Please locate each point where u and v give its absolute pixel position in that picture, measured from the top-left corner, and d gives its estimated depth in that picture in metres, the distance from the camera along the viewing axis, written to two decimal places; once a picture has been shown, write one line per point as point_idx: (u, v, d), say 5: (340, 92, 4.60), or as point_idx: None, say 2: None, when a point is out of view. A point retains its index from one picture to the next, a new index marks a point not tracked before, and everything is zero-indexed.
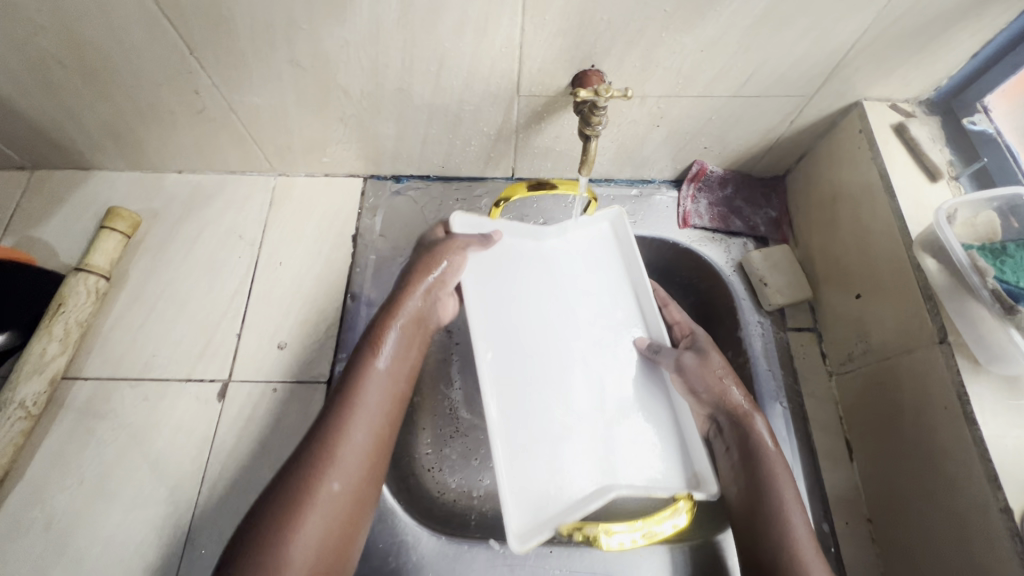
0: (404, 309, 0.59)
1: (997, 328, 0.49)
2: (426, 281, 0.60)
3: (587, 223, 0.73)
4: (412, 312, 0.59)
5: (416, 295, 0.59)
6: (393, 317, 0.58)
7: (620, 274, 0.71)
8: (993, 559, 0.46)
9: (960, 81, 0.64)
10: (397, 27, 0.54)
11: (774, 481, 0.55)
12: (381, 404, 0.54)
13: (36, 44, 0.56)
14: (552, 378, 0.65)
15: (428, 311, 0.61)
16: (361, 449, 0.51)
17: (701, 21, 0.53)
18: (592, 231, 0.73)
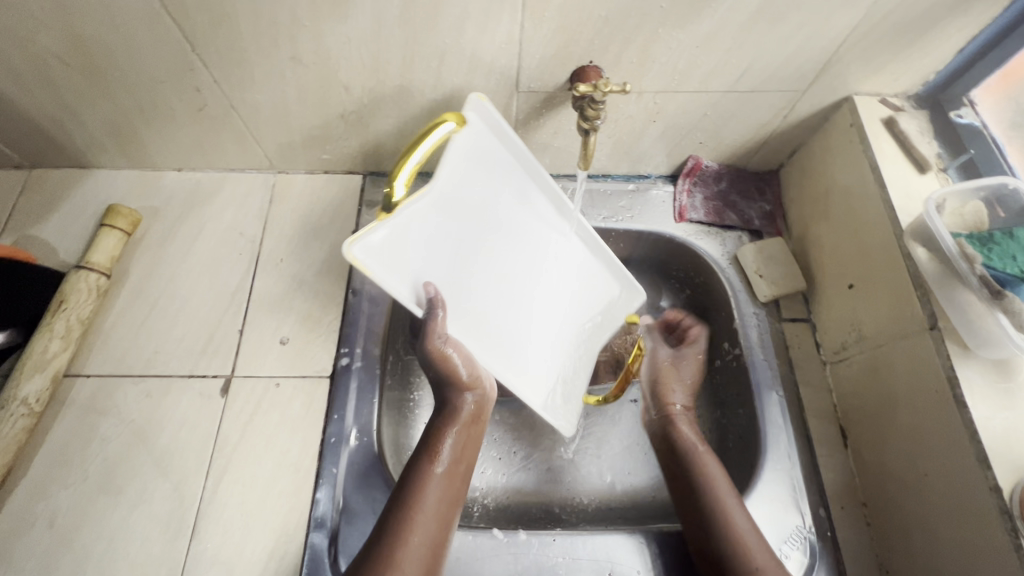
0: (461, 405, 0.58)
1: (986, 313, 0.51)
2: (463, 382, 0.57)
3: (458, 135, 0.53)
4: (473, 407, 0.58)
5: (466, 393, 0.58)
6: (448, 422, 0.57)
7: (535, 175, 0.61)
8: (984, 538, 0.48)
9: (947, 75, 0.65)
10: (399, 24, 0.55)
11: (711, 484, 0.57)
12: (449, 500, 0.53)
13: (39, 42, 0.56)
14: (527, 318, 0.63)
15: (482, 408, 0.59)
16: (420, 555, 0.49)
17: (695, 17, 0.54)
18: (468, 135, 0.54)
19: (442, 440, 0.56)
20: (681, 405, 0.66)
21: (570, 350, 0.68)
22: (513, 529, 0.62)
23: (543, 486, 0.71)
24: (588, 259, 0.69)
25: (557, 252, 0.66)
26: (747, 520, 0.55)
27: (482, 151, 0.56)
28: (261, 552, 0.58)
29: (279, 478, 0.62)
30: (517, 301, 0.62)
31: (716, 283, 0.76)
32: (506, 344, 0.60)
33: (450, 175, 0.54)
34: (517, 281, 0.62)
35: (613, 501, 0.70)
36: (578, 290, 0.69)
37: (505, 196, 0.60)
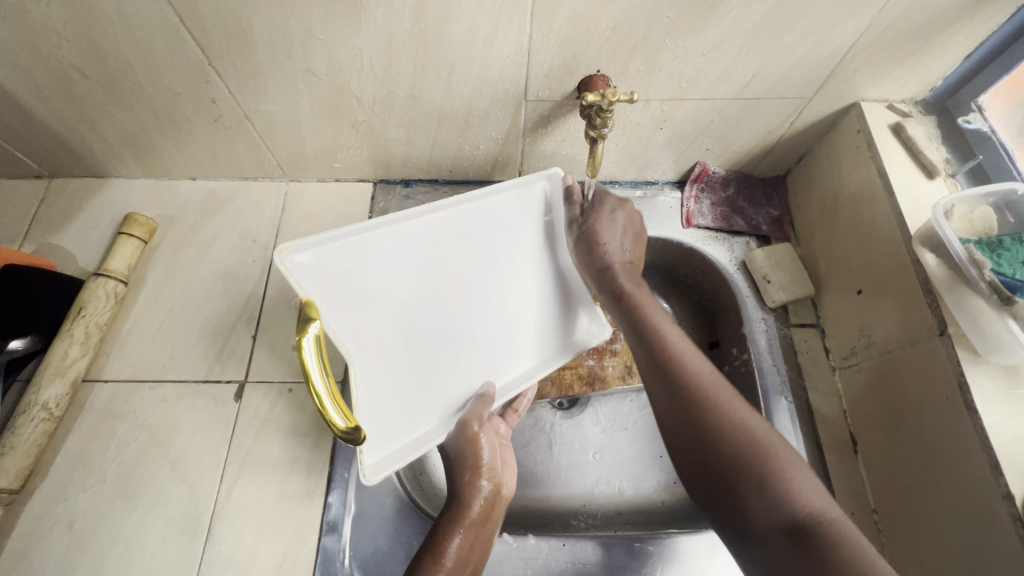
0: (477, 494, 0.56)
1: (995, 320, 0.50)
2: (482, 466, 0.57)
3: (313, 285, 0.50)
4: (486, 498, 0.56)
5: (481, 478, 0.57)
6: (460, 516, 0.53)
7: (380, 233, 0.53)
8: (995, 545, 0.48)
9: (954, 81, 0.66)
10: (409, 36, 0.56)
11: (657, 328, 0.51)
12: None
13: (61, 56, 0.58)
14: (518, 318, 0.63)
15: (494, 504, 0.57)
16: None
17: (702, 26, 0.55)
18: (314, 277, 0.50)
19: (451, 532, 0.52)
20: (620, 261, 0.58)
21: (544, 293, 0.65)
22: (523, 534, 0.63)
23: (552, 490, 0.71)
24: (513, 205, 0.60)
25: (474, 233, 0.58)
26: (721, 385, 0.46)
27: (328, 296, 0.51)
28: (273, 556, 0.59)
29: (291, 482, 0.63)
30: (477, 324, 0.61)
31: (724, 289, 0.77)
32: (495, 363, 0.62)
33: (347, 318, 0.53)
34: (462, 302, 0.60)
35: (622, 505, 0.70)
36: (512, 228, 0.61)
37: (380, 263, 0.54)
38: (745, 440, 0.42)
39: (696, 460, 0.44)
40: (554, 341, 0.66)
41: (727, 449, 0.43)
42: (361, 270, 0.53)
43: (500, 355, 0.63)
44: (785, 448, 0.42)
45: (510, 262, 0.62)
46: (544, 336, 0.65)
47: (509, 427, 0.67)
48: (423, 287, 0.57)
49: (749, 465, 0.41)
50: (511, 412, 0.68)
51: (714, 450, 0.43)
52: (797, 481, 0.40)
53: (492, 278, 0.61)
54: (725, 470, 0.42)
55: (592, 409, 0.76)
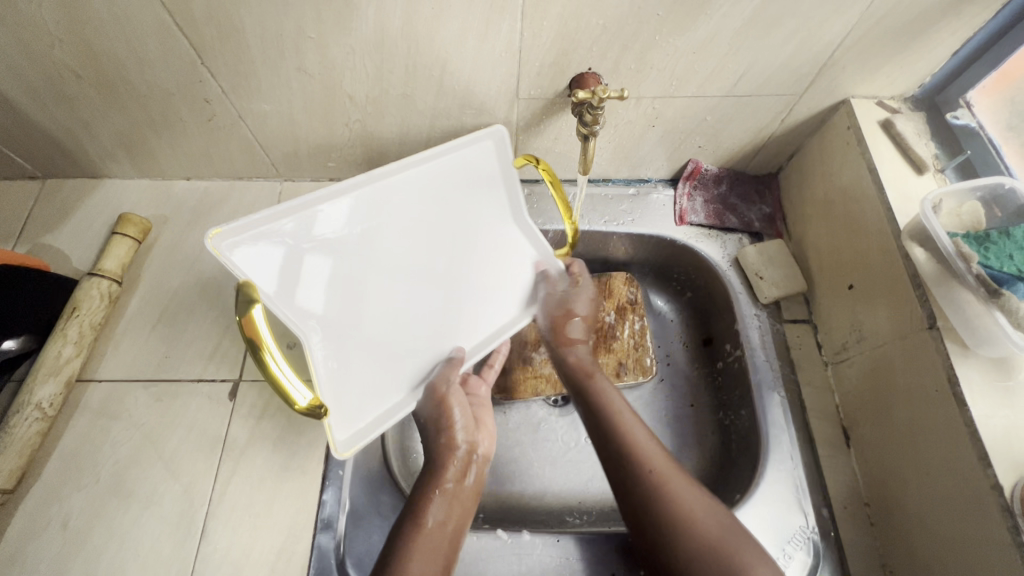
0: (452, 456, 0.57)
1: (983, 313, 0.51)
2: (456, 429, 0.58)
3: (240, 267, 0.47)
4: (461, 456, 0.57)
5: (457, 440, 0.58)
6: (436, 477, 0.55)
7: (317, 209, 0.50)
8: (984, 534, 0.48)
9: (943, 78, 0.66)
10: (401, 35, 0.56)
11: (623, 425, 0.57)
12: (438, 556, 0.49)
13: (52, 56, 0.58)
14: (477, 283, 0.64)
15: (469, 460, 0.58)
16: None
17: (692, 24, 0.56)
18: (242, 257, 0.47)
19: (429, 497, 0.53)
20: (580, 340, 0.68)
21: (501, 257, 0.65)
22: (517, 530, 0.63)
23: (546, 487, 0.71)
24: (466, 162, 0.57)
25: (425, 200, 0.56)
26: (673, 466, 0.53)
27: (271, 277, 0.49)
28: (268, 554, 0.59)
29: (286, 480, 0.63)
30: (435, 291, 0.61)
31: (718, 285, 0.77)
32: (459, 330, 0.63)
33: (288, 298, 0.50)
34: (421, 271, 0.60)
35: (617, 501, 0.71)
36: (466, 187, 0.59)
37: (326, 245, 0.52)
38: (697, 525, 0.48)
39: (655, 550, 0.49)
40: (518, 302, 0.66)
41: (685, 537, 0.48)
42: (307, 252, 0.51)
43: (461, 323, 0.63)
44: (742, 538, 0.48)
45: (463, 227, 0.61)
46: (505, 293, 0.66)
47: (488, 385, 0.69)
48: (375, 256, 0.55)
49: (705, 555, 0.47)
50: (487, 368, 0.70)
51: (671, 538, 0.48)
52: (753, 566, 0.46)
53: (451, 241, 0.60)
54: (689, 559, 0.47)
55: None
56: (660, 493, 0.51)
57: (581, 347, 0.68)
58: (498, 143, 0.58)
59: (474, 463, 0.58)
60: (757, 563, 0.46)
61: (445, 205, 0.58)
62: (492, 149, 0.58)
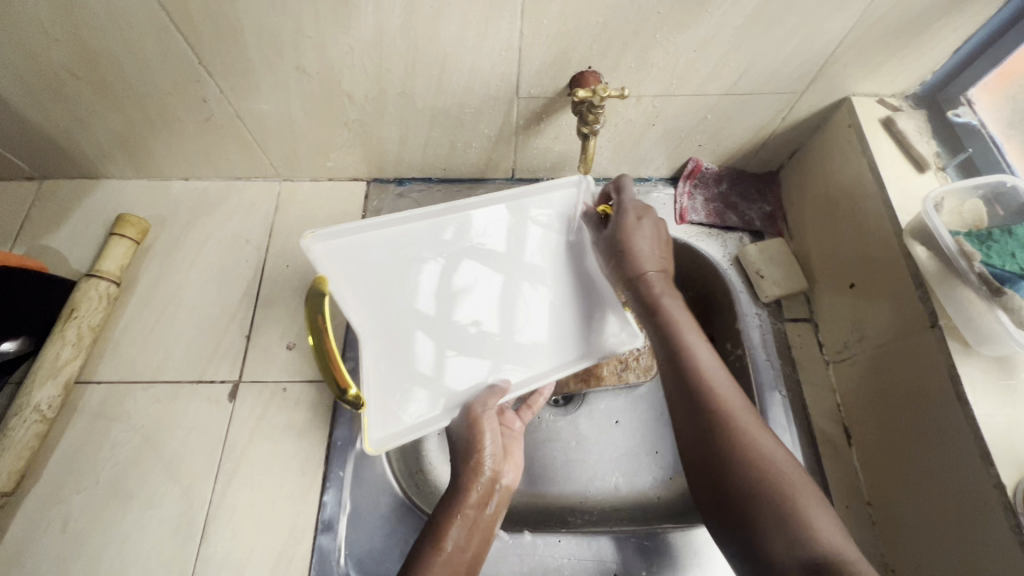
0: (476, 480, 0.53)
1: (985, 311, 0.51)
2: (483, 450, 0.54)
3: (324, 262, 0.55)
4: (485, 483, 0.53)
5: (484, 466, 0.54)
6: (456, 504, 0.51)
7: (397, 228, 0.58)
8: (987, 533, 0.48)
9: (944, 75, 0.66)
10: (400, 34, 0.56)
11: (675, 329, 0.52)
12: None
13: (49, 56, 0.58)
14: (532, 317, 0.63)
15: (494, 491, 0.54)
16: None
17: (692, 22, 0.55)
18: (330, 252, 0.55)
19: (448, 520, 0.50)
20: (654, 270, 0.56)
21: (559, 290, 0.64)
22: (519, 531, 0.63)
23: (548, 487, 0.71)
24: (533, 204, 0.63)
25: (493, 227, 0.62)
26: (733, 392, 0.48)
27: (349, 275, 0.56)
28: (269, 555, 0.59)
29: (287, 481, 0.62)
30: (488, 318, 0.62)
31: (718, 284, 0.77)
32: (508, 361, 0.61)
33: (355, 299, 0.57)
34: (479, 293, 0.61)
35: (619, 501, 0.70)
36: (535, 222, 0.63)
37: (403, 252, 0.58)
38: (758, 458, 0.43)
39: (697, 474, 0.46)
40: (573, 345, 0.63)
41: (746, 480, 0.43)
42: (383, 256, 0.57)
43: (508, 353, 0.61)
44: (808, 490, 0.42)
45: (530, 265, 0.63)
46: (567, 335, 0.63)
47: (523, 423, 0.64)
48: (437, 279, 0.60)
49: (767, 497, 0.42)
50: (526, 407, 0.65)
51: (725, 468, 0.44)
52: (812, 518, 0.40)
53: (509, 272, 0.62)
54: (738, 490, 0.43)
55: (588, 406, 0.76)
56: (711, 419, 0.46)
57: (653, 272, 0.56)
58: (576, 189, 0.64)
59: (498, 493, 0.54)
60: (817, 514, 0.40)
61: (509, 240, 0.62)
62: (573, 196, 0.64)
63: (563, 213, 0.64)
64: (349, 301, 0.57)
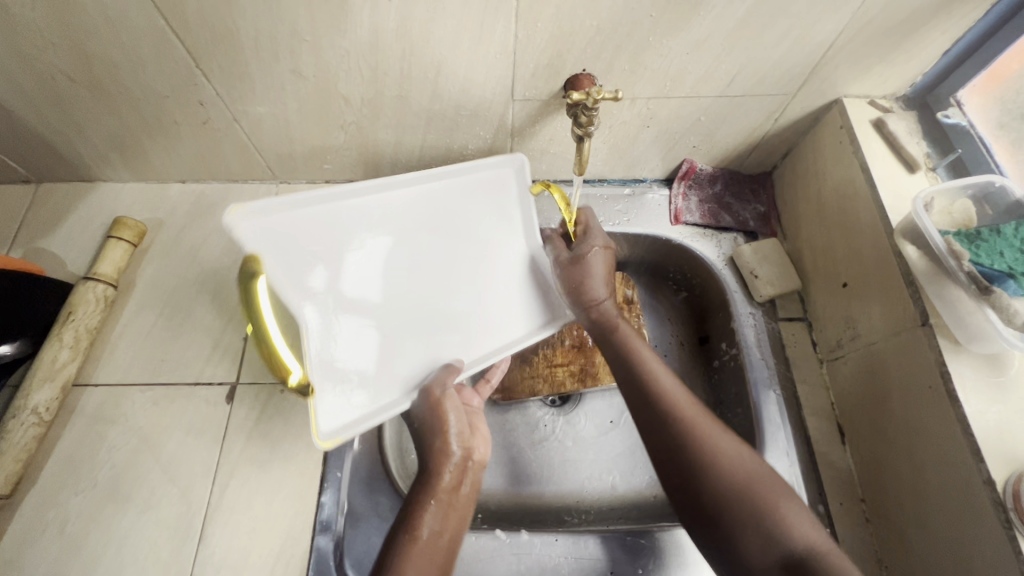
0: (446, 461, 0.54)
1: (975, 309, 0.51)
2: (450, 431, 0.55)
3: (257, 244, 0.56)
4: (457, 463, 0.54)
5: (453, 444, 0.55)
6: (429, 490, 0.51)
7: (336, 208, 0.59)
8: (978, 529, 0.48)
9: (933, 77, 0.67)
10: (396, 37, 0.56)
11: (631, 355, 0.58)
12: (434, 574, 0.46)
13: (46, 60, 0.58)
14: (489, 295, 0.65)
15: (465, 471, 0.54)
16: None
17: (685, 25, 0.56)
18: (265, 229, 0.56)
19: (424, 507, 0.50)
20: (603, 295, 0.62)
21: (518, 267, 0.67)
22: (516, 530, 0.64)
23: (545, 487, 0.71)
24: (475, 194, 0.65)
25: (439, 203, 0.63)
26: (693, 403, 0.53)
27: (284, 259, 0.57)
28: (267, 555, 0.59)
29: (285, 482, 0.63)
30: (443, 297, 0.64)
31: (713, 284, 0.77)
32: (463, 337, 0.63)
33: (295, 285, 0.57)
34: (425, 276, 0.63)
35: (615, 501, 0.71)
36: (478, 203, 0.65)
37: (332, 230, 0.59)
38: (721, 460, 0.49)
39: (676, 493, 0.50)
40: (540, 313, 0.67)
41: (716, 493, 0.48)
42: (332, 243, 0.59)
43: (465, 330, 0.64)
44: (775, 484, 0.48)
45: (483, 245, 0.65)
46: (516, 313, 0.66)
47: (481, 398, 0.67)
48: (386, 265, 0.61)
49: (740, 506, 0.47)
50: (484, 384, 0.69)
51: (701, 488, 0.49)
52: (785, 514, 0.46)
53: (462, 253, 0.64)
54: (716, 508, 0.48)
55: (585, 407, 0.76)
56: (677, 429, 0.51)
57: (604, 293, 0.62)
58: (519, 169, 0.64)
59: (470, 471, 0.55)
60: (792, 514, 0.46)
61: (461, 227, 0.64)
62: (512, 177, 0.64)
63: (506, 194, 0.66)
64: (279, 279, 0.57)
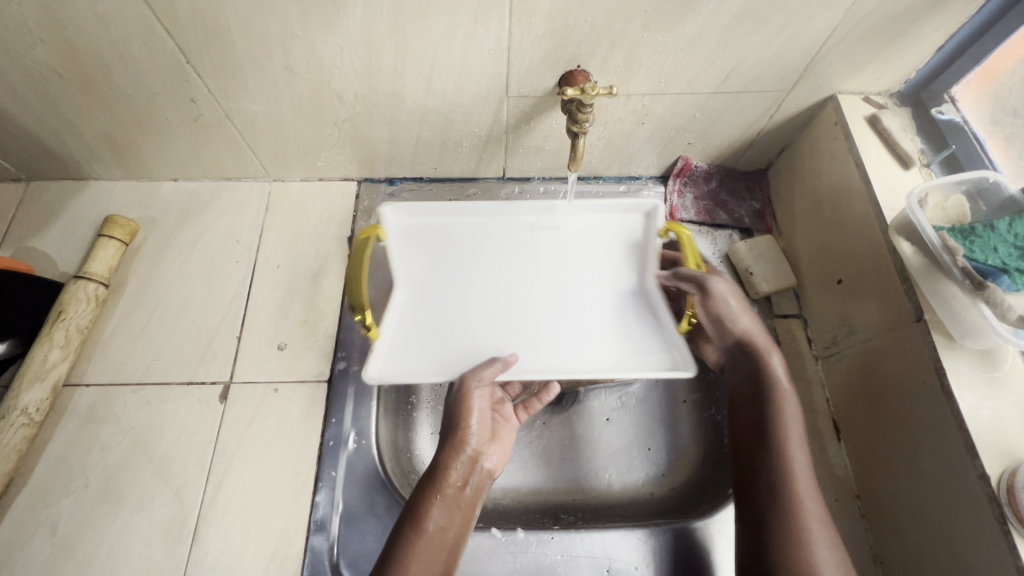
0: (455, 464, 0.54)
1: (969, 305, 0.51)
2: (469, 433, 0.56)
3: (393, 232, 0.67)
4: (465, 464, 0.55)
5: (467, 445, 0.56)
6: (436, 487, 0.52)
7: (463, 216, 0.67)
8: (973, 524, 0.48)
9: (927, 74, 0.67)
10: (390, 33, 0.56)
11: (775, 401, 0.55)
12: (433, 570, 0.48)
13: (35, 57, 0.57)
14: (578, 332, 0.64)
15: (473, 474, 0.55)
16: None
17: (679, 21, 0.56)
18: (401, 225, 0.67)
19: (429, 503, 0.51)
20: (748, 327, 0.61)
21: (621, 307, 0.66)
22: (511, 528, 0.63)
23: (541, 485, 0.71)
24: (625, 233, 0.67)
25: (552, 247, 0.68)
26: (810, 487, 0.51)
27: (412, 250, 0.67)
28: (262, 555, 0.59)
29: (279, 482, 0.62)
30: (530, 312, 0.66)
31: None
32: (528, 350, 0.63)
33: (407, 273, 0.67)
34: (532, 300, 0.67)
35: (611, 499, 0.71)
36: (608, 244, 0.67)
37: (456, 245, 0.68)
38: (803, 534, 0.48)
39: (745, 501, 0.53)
40: (643, 355, 0.61)
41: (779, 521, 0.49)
42: (445, 245, 0.67)
43: (543, 350, 0.63)
44: (829, 548, 0.48)
45: (585, 282, 0.67)
46: (624, 351, 0.62)
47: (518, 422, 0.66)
48: (491, 279, 0.67)
49: (788, 538, 0.48)
50: (533, 401, 0.67)
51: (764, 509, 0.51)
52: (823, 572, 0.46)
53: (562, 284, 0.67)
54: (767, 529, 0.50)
55: (581, 407, 0.76)
56: (778, 499, 0.50)
57: (776, 358, 0.58)
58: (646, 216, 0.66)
59: (479, 475, 0.56)
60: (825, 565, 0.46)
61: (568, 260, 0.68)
62: (642, 222, 0.67)
63: (632, 239, 0.67)
64: (398, 263, 0.67)
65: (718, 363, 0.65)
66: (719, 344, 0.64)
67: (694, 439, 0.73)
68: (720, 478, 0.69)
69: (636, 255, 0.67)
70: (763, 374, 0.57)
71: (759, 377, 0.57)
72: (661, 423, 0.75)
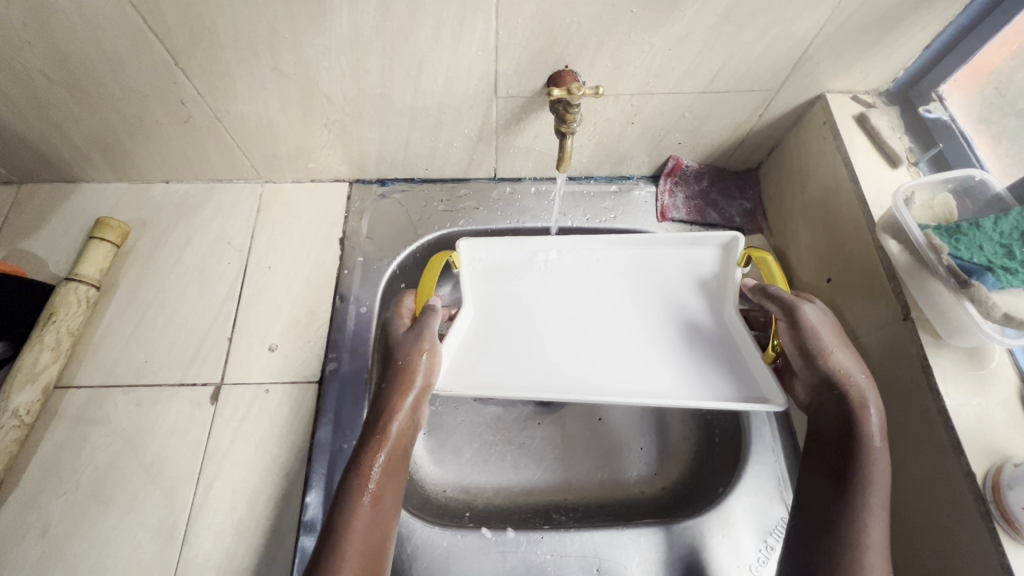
0: (400, 410, 0.50)
1: (954, 303, 0.51)
2: (415, 384, 0.52)
3: (465, 265, 0.69)
4: (410, 409, 0.51)
5: (412, 390, 0.51)
6: (378, 439, 0.48)
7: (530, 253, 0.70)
8: (958, 522, 0.49)
9: (915, 72, 0.67)
10: (376, 35, 0.56)
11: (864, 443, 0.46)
12: (381, 526, 0.45)
13: (23, 59, 0.58)
14: (643, 357, 0.63)
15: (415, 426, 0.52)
16: None
17: (665, 20, 0.56)
18: (469, 261, 0.69)
19: (372, 451, 0.48)
20: (846, 362, 0.49)
21: (688, 336, 0.63)
22: (502, 528, 0.63)
23: (534, 486, 0.71)
24: (691, 262, 0.66)
25: (618, 275, 0.68)
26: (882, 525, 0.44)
27: (483, 282, 0.68)
28: (252, 556, 0.59)
29: (269, 483, 0.62)
30: (594, 338, 0.65)
31: None
32: (597, 372, 0.62)
33: (478, 303, 0.67)
34: (593, 326, 0.66)
35: (603, 499, 0.71)
36: (677, 272, 0.66)
37: (527, 278, 0.69)
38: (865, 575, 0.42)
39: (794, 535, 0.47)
40: (710, 387, 0.59)
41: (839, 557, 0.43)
42: (514, 278, 0.69)
43: (607, 373, 0.62)
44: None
45: (651, 311, 0.66)
46: (695, 381, 0.60)
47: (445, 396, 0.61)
48: (557, 309, 0.67)
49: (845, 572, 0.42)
50: None
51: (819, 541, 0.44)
52: None
53: (630, 313, 0.66)
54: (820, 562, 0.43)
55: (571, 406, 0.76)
56: (837, 539, 0.44)
57: (874, 413, 0.47)
58: (730, 243, 0.63)
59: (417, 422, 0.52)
60: None
61: (639, 289, 0.67)
62: (719, 255, 0.65)
63: (707, 272, 0.65)
64: (468, 293, 0.67)
65: (806, 403, 0.53)
66: (807, 380, 0.52)
67: (686, 439, 0.74)
68: (712, 477, 0.69)
69: (712, 285, 0.65)
70: (852, 421, 0.47)
71: (846, 415, 0.47)
72: (652, 421, 0.75)
